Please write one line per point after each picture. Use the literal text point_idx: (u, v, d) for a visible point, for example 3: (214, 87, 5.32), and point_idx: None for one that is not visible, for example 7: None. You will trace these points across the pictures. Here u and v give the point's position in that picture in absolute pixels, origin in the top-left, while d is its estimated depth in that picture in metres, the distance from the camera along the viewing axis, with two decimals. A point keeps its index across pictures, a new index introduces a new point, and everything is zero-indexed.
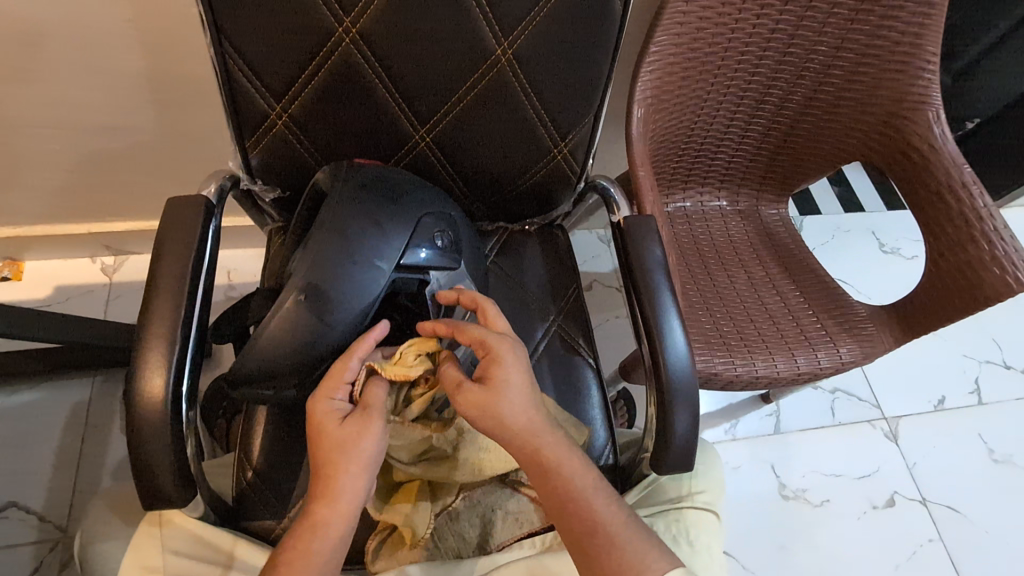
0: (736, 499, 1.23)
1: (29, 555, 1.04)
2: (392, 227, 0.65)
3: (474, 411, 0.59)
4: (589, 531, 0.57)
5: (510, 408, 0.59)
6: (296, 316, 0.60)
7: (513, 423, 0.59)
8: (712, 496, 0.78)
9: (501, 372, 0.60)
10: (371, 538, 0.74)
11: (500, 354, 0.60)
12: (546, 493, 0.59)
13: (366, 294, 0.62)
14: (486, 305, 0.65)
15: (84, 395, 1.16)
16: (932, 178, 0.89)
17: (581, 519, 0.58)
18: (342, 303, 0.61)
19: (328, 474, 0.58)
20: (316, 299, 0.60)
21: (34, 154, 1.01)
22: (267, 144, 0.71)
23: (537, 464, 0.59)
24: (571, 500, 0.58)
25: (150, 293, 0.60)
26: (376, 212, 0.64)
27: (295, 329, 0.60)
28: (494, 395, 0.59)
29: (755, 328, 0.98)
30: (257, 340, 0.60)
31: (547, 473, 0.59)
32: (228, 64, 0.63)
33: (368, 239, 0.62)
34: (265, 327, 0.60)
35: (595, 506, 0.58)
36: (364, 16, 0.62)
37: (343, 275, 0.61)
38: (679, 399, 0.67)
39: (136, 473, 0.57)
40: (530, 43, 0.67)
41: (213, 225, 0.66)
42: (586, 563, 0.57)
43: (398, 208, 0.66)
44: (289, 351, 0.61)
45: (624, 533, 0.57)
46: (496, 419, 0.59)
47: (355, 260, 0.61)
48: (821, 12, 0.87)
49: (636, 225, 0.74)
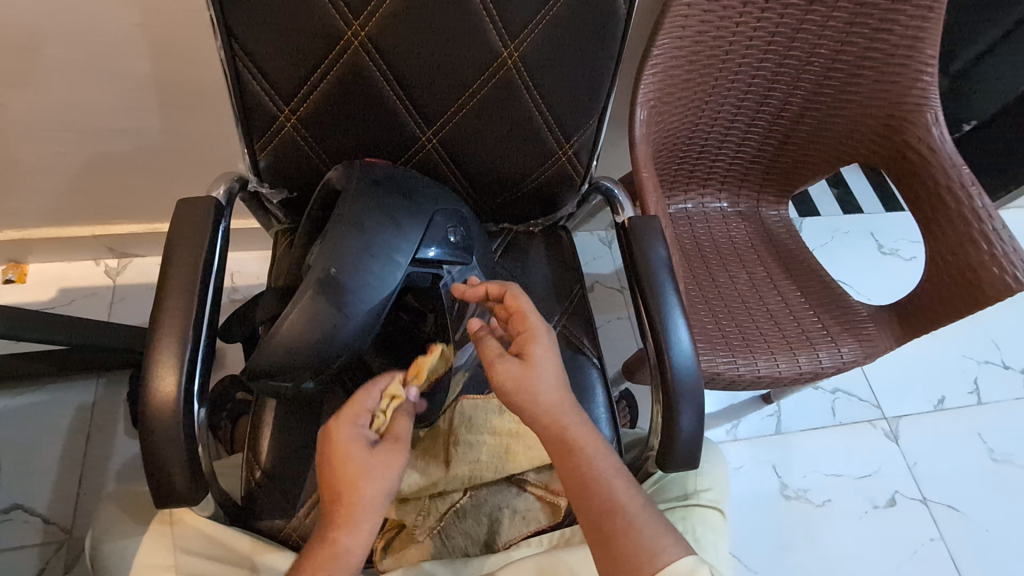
0: (739, 500, 1.24)
1: (34, 557, 1.04)
2: (406, 221, 0.66)
3: (508, 383, 0.61)
4: (609, 512, 0.58)
5: (544, 386, 0.61)
6: (314, 307, 0.60)
7: (544, 401, 0.61)
8: (718, 494, 0.81)
9: (536, 349, 0.62)
10: (380, 536, 0.75)
11: (535, 332, 0.63)
12: (568, 474, 0.60)
13: (385, 285, 0.62)
14: (514, 292, 0.65)
15: (87, 398, 1.16)
16: (930, 180, 0.90)
17: (601, 499, 0.58)
18: (362, 295, 0.61)
19: (342, 494, 0.58)
20: (335, 288, 0.60)
21: (40, 158, 1.02)
22: (276, 146, 0.72)
23: (564, 445, 0.60)
24: (593, 482, 0.59)
25: (162, 292, 0.61)
26: (391, 207, 0.65)
27: (314, 319, 0.60)
28: (530, 369, 0.61)
29: (758, 330, 0.99)
30: (277, 332, 0.59)
31: (572, 450, 0.60)
32: (238, 68, 0.64)
33: (385, 233, 0.64)
34: (284, 319, 0.59)
35: (616, 490, 0.59)
36: (373, 20, 0.63)
37: (362, 266, 0.61)
38: (684, 396, 0.67)
39: (149, 472, 0.58)
40: (535, 47, 0.68)
41: (223, 225, 0.67)
42: (604, 543, 0.57)
43: (412, 204, 0.67)
44: (307, 344, 0.60)
45: (643, 519, 0.58)
46: (529, 392, 0.61)
47: (372, 252, 0.62)
48: (821, 16, 0.88)
49: (639, 225, 0.75)
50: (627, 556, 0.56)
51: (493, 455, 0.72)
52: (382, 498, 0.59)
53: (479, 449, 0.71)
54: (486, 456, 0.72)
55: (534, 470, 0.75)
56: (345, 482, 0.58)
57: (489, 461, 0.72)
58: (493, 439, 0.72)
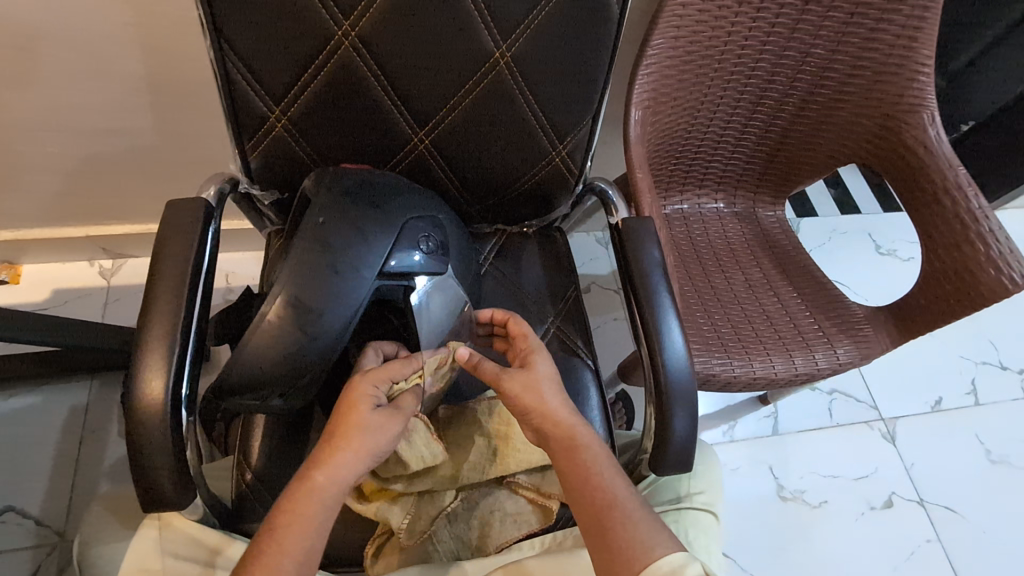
0: (735, 501, 1.23)
1: (26, 559, 1.03)
2: (373, 233, 0.64)
3: (519, 387, 0.65)
4: (609, 504, 0.59)
5: (550, 389, 0.66)
6: (279, 326, 0.60)
7: (551, 404, 0.65)
8: (711, 497, 0.80)
9: (539, 360, 0.68)
10: (370, 543, 0.72)
11: (537, 347, 0.69)
12: (572, 472, 0.62)
13: (350, 303, 0.62)
14: (516, 318, 0.73)
15: (81, 399, 1.15)
16: (926, 181, 0.90)
17: (601, 494, 0.60)
18: (326, 314, 0.61)
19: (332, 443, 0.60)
20: (299, 309, 0.60)
21: (32, 158, 1.02)
22: (266, 147, 0.71)
23: (571, 442, 0.63)
24: (595, 477, 0.61)
25: (150, 295, 0.60)
26: (359, 219, 0.64)
27: (278, 340, 0.60)
28: (534, 375, 0.66)
29: (753, 331, 0.99)
30: (242, 353, 0.60)
31: (578, 447, 0.62)
32: (227, 68, 0.64)
33: (350, 247, 0.62)
34: (250, 339, 0.60)
35: (615, 487, 0.60)
36: (364, 20, 0.63)
37: (325, 285, 0.61)
38: (677, 399, 0.67)
39: (136, 476, 0.57)
40: (528, 47, 0.68)
41: (212, 227, 0.67)
42: (602, 536, 0.58)
43: (381, 214, 0.66)
44: (272, 364, 0.61)
45: (637, 514, 0.58)
46: (537, 393, 0.65)
47: (337, 270, 0.61)
48: (817, 15, 0.87)
49: (633, 226, 0.74)
50: (624, 553, 0.56)
51: (479, 451, 0.73)
52: (370, 454, 0.61)
53: (469, 449, 0.73)
54: (476, 454, 0.73)
55: (524, 473, 0.74)
56: (337, 430, 0.60)
57: (478, 461, 0.73)
58: (482, 440, 0.73)
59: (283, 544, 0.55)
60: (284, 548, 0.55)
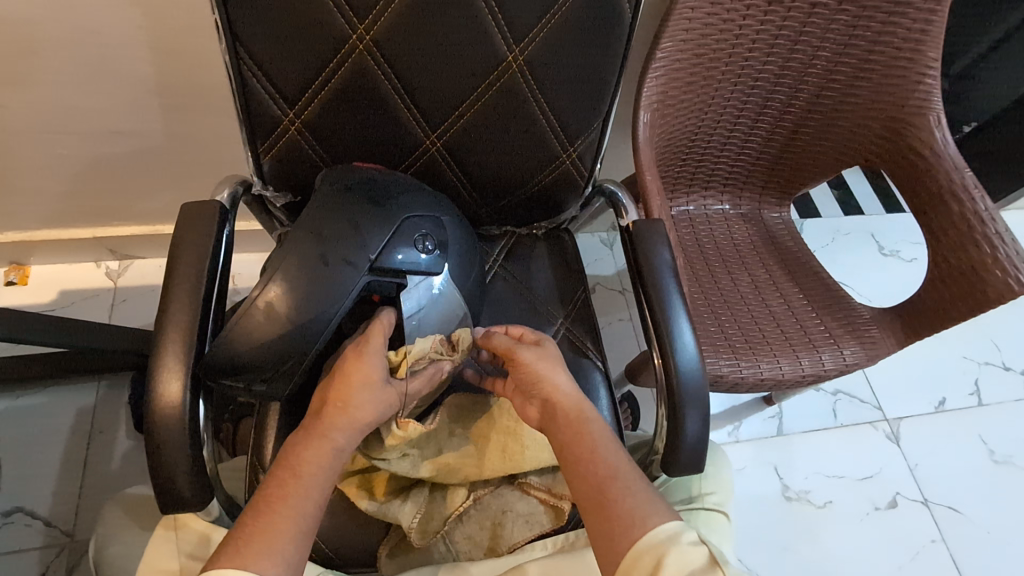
0: (741, 501, 1.24)
1: (35, 560, 1.04)
2: (368, 229, 0.64)
3: (533, 356, 0.67)
4: (610, 475, 0.59)
5: (562, 369, 0.68)
6: (267, 312, 0.59)
7: (563, 384, 0.66)
8: (722, 497, 0.81)
9: (547, 343, 0.70)
10: (384, 541, 0.74)
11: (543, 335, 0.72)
12: (574, 444, 0.62)
13: (340, 299, 0.61)
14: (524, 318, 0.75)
15: (89, 400, 1.16)
16: (932, 183, 0.90)
17: (601, 465, 0.60)
18: (315, 308, 0.60)
19: (333, 412, 0.61)
20: (289, 300, 0.60)
21: (41, 160, 1.02)
22: (280, 150, 0.71)
23: (579, 416, 0.63)
24: (595, 449, 0.61)
25: (166, 300, 0.61)
26: (355, 214, 0.64)
27: (265, 326, 0.59)
28: (548, 353, 0.69)
29: (760, 332, 0.99)
30: (225, 336, 0.59)
31: (583, 422, 0.63)
32: (243, 70, 0.64)
33: (344, 242, 0.62)
34: (235, 322, 0.59)
35: (611, 456, 0.60)
36: (379, 24, 0.63)
37: (317, 278, 0.60)
38: (689, 400, 0.67)
39: (154, 477, 0.58)
40: (541, 51, 0.68)
41: (226, 230, 0.67)
42: (600, 507, 0.58)
43: (378, 211, 0.65)
44: (256, 349, 0.60)
45: (637, 484, 0.59)
46: (551, 368, 0.67)
47: (328, 262, 0.61)
48: (825, 18, 0.88)
49: (644, 229, 0.75)
50: (621, 519, 0.56)
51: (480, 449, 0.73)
52: (368, 427, 0.62)
53: (476, 450, 0.73)
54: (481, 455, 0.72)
55: (535, 473, 0.75)
56: (338, 396, 0.61)
57: (489, 460, 0.72)
58: (493, 439, 0.73)
59: (298, 505, 0.57)
60: (298, 510, 0.56)
